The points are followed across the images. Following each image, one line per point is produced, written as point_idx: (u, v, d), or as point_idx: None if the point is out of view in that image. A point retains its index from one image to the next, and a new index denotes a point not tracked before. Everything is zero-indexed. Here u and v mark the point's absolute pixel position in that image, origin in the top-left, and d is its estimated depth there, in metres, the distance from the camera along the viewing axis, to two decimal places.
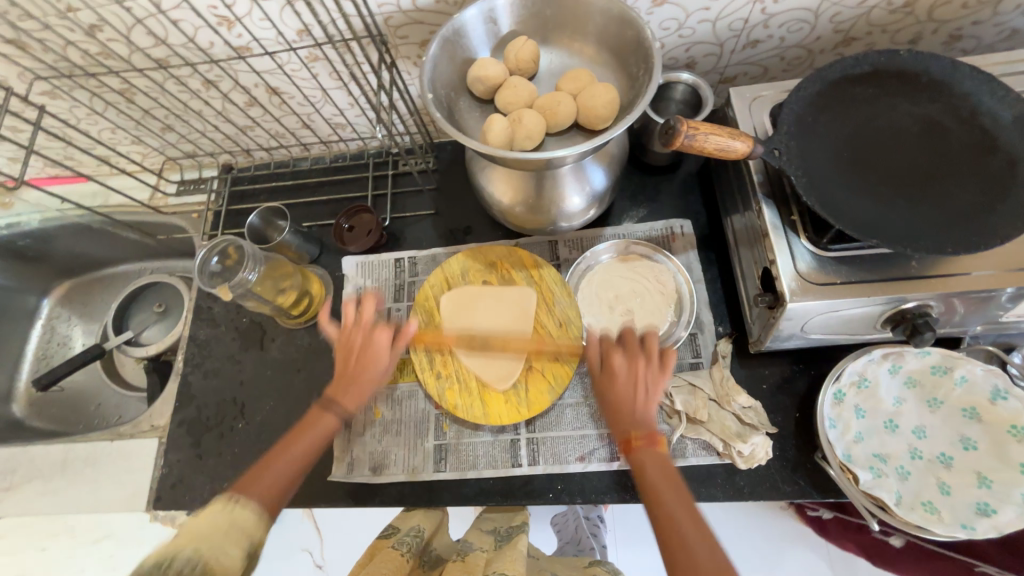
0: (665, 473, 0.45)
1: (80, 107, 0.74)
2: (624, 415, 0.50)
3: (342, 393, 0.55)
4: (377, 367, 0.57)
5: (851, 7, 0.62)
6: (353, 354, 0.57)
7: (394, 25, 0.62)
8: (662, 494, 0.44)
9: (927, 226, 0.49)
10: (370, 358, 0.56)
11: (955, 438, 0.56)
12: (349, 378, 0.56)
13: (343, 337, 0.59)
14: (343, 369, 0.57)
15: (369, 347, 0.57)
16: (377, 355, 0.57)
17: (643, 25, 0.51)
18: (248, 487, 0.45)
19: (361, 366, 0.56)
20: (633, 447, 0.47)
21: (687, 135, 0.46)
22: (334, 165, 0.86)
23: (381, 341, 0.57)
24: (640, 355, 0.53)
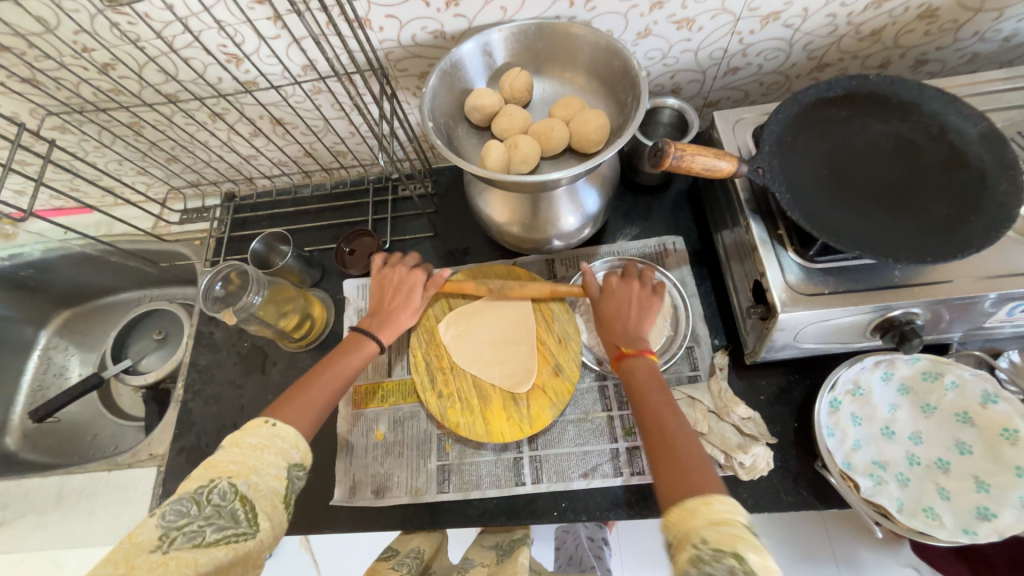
0: (651, 386, 0.53)
1: (89, 140, 0.77)
2: (613, 328, 0.59)
3: (378, 327, 0.63)
4: (409, 307, 0.65)
5: (822, 36, 0.67)
6: (391, 293, 0.66)
7: (395, 59, 0.65)
8: (657, 404, 0.51)
9: (907, 236, 0.51)
10: (404, 296, 0.66)
11: (951, 444, 0.57)
12: (383, 313, 0.64)
13: (379, 276, 0.67)
14: (381, 306, 0.65)
15: (403, 284, 0.66)
16: (410, 297, 0.66)
17: (629, 55, 0.55)
18: (286, 412, 0.51)
19: (397, 305, 0.65)
20: (627, 359, 0.56)
21: (675, 156, 0.49)
22: (334, 191, 0.89)
23: (415, 281, 0.66)
24: (633, 278, 0.63)
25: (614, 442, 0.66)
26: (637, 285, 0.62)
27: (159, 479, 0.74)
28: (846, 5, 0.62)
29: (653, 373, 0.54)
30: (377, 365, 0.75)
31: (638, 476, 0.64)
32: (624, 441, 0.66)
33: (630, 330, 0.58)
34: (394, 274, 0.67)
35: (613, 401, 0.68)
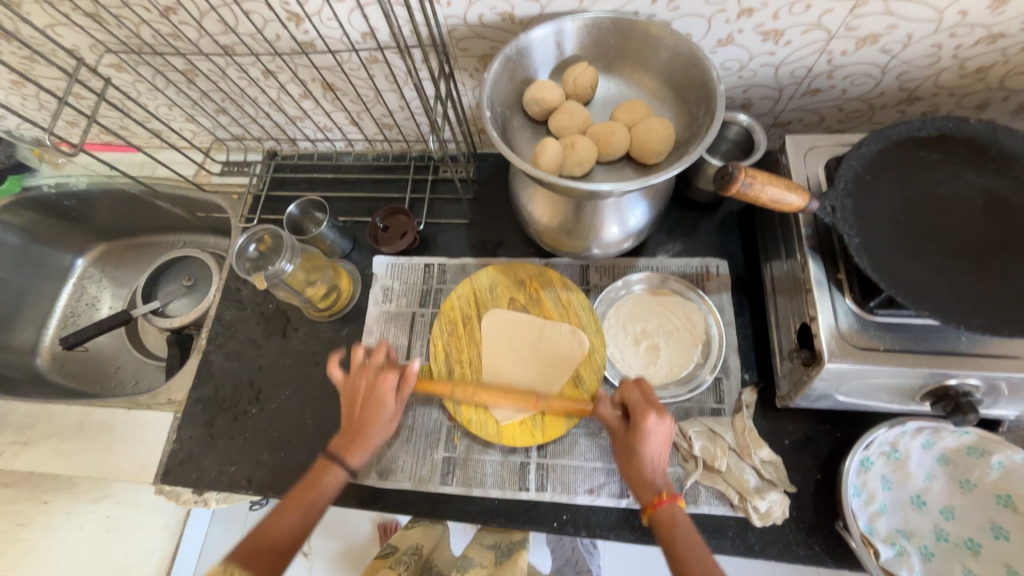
0: (694, 541, 0.48)
1: (143, 82, 0.77)
2: (640, 481, 0.51)
3: (346, 447, 0.58)
4: (377, 421, 0.59)
5: (920, 67, 0.61)
6: (357, 404, 0.59)
7: (457, 38, 0.62)
8: (682, 548, 0.47)
9: (984, 304, 0.47)
10: (368, 410, 0.59)
11: (985, 525, 0.54)
12: (352, 432, 0.58)
13: (347, 384, 0.61)
14: (351, 420, 0.59)
15: (365, 395, 0.59)
16: (381, 405, 0.58)
17: (709, 66, 0.51)
18: (257, 534, 0.51)
19: (366, 417, 0.58)
20: (646, 431, 0.52)
21: (744, 183, 0.45)
22: (375, 163, 0.87)
23: (387, 388, 0.59)
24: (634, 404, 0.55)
25: None
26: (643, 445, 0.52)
27: (174, 425, 0.75)
28: (956, 36, 0.56)
29: (688, 523, 0.49)
30: (396, 346, 0.74)
31: None
32: None
33: (658, 469, 0.52)
34: (368, 372, 0.60)
35: None
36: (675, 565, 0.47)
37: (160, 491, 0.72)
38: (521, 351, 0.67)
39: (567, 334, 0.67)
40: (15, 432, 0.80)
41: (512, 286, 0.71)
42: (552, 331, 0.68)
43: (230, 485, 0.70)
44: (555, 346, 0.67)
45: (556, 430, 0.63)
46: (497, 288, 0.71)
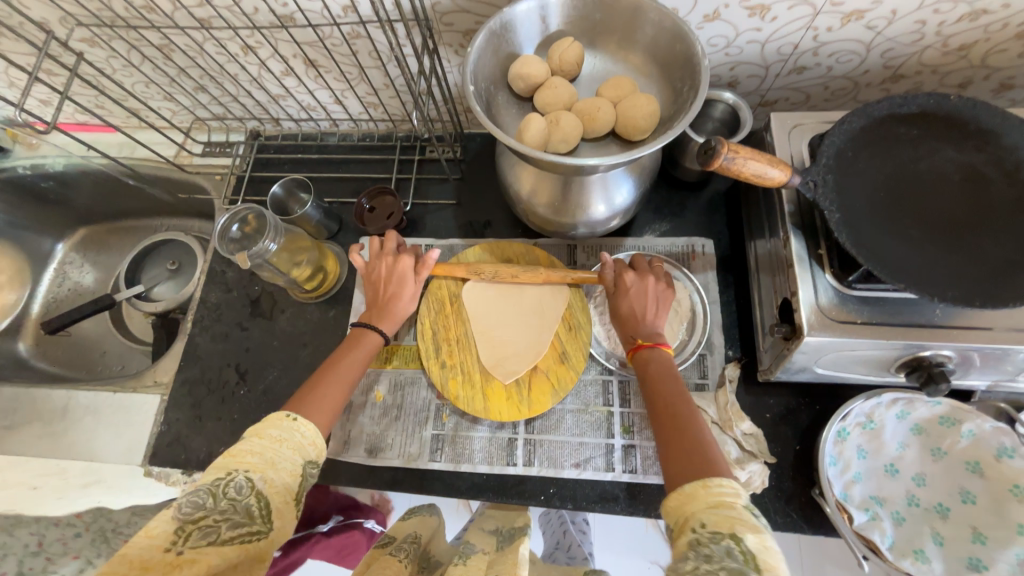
0: (671, 377, 0.52)
1: (118, 58, 0.74)
2: (632, 324, 0.56)
3: (375, 317, 0.61)
4: (404, 297, 0.62)
5: (904, 44, 0.61)
6: (381, 284, 0.62)
7: (441, 11, 0.61)
8: (669, 393, 0.50)
9: (957, 276, 0.48)
10: (395, 285, 0.62)
11: (954, 490, 0.56)
12: (378, 306, 0.61)
13: (369, 268, 0.64)
14: (373, 300, 0.62)
15: (392, 274, 0.62)
16: (403, 283, 0.62)
17: (694, 40, 0.51)
18: (301, 402, 0.51)
19: (392, 293, 0.62)
20: (641, 353, 0.54)
21: (726, 158, 0.46)
22: (361, 144, 0.86)
23: (404, 268, 0.62)
24: (648, 273, 0.59)
25: (611, 437, 0.65)
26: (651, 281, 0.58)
27: (162, 407, 0.75)
28: (939, 12, 0.56)
29: (671, 367, 0.53)
30: None
31: (630, 474, 0.64)
32: (621, 437, 0.65)
33: (652, 321, 0.56)
34: (385, 261, 0.63)
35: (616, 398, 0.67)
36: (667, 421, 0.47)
37: (149, 473, 0.72)
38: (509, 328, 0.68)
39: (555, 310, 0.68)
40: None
41: (499, 265, 0.71)
42: (540, 308, 0.68)
43: None
44: (543, 322, 0.67)
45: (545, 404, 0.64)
46: (484, 266, 0.72)
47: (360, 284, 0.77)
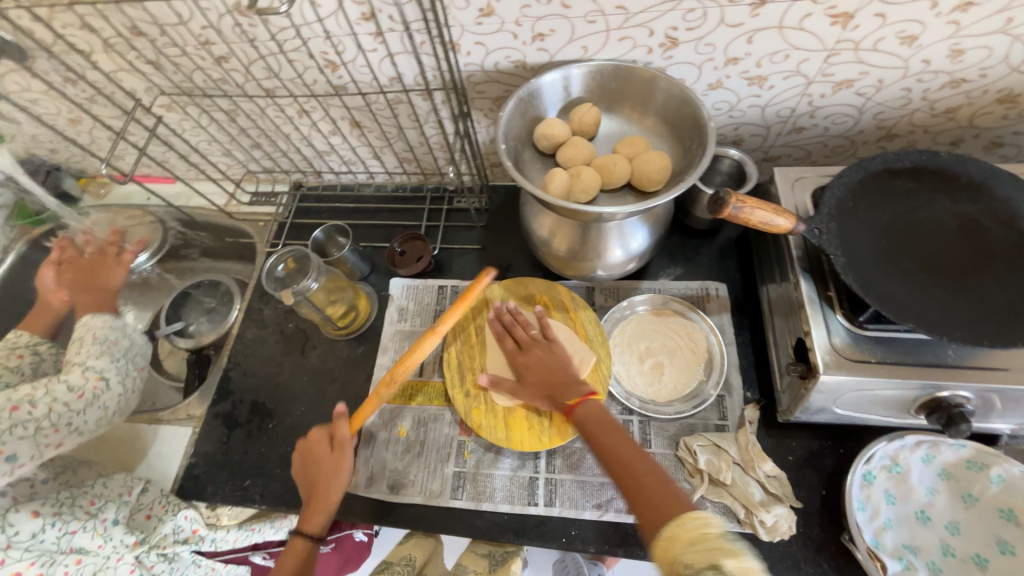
0: (611, 429, 0.56)
1: (189, 120, 0.85)
2: (562, 384, 0.62)
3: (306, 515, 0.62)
4: (336, 482, 0.62)
5: (894, 107, 0.67)
6: (319, 470, 0.63)
7: (475, 82, 0.70)
8: (610, 441, 0.54)
9: (965, 317, 0.50)
10: (327, 476, 0.62)
11: (990, 540, 0.54)
12: (308, 496, 0.63)
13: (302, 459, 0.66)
14: (307, 492, 0.63)
15: (329, 465, 0.63)
16: (335, 471, 0.63)
17: (701, 105, 0.57)
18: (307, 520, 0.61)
19: (326, 478, 0.63)
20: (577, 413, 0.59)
21: (735, 207, 0.50)
22: (394, 194, 0.94)
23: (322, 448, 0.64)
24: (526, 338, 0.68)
25: None
26: (533, 350, 0.67)
27: (193, 439, 0.78)
28: (923, 80, 0.63)
29: (605, 418, 0.58)
30: (409, 364, 0.78)
31: None
32: None
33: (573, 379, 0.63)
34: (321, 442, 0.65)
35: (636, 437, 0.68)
36: (618, 468, 0.52)
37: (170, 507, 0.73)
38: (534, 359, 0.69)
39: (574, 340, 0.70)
40: None
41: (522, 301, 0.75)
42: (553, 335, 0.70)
43: (243, 499, 0.72)
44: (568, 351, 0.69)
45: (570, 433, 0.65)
46: (509, 301, 0.75)
47: (389, 322, 0.81)
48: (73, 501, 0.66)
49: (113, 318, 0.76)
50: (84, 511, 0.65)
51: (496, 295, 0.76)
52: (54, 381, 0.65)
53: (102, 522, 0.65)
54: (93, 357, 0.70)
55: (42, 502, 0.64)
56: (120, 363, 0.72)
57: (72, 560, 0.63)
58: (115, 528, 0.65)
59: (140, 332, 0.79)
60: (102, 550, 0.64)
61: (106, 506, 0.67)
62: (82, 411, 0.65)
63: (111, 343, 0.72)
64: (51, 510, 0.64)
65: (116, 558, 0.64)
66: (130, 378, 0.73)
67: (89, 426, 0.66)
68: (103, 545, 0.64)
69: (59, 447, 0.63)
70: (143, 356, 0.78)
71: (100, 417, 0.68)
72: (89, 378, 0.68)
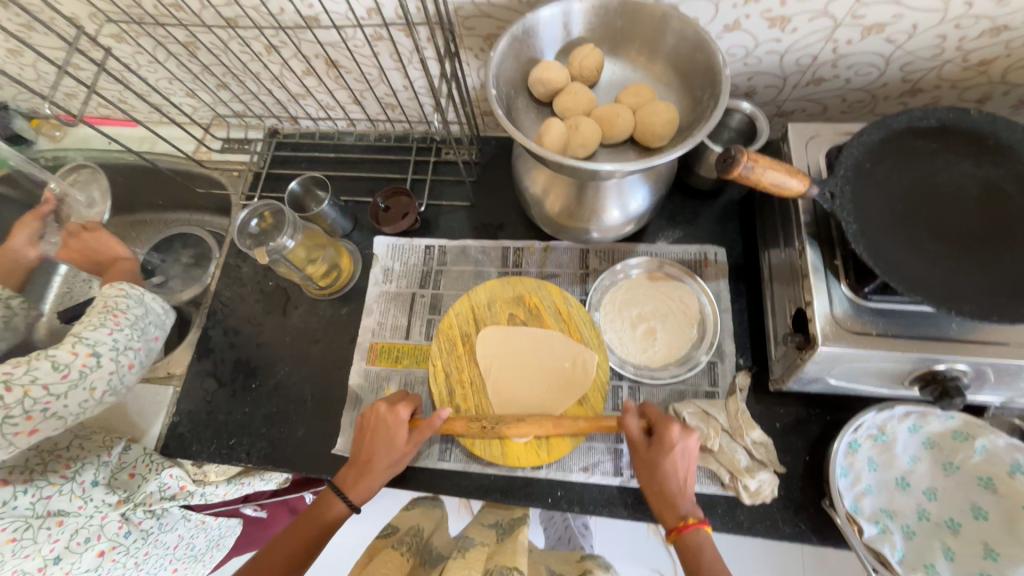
0: (717, 567, 0.49)
1: (144, 53, 0.76)
2: (664, 496, 0.52)
3: (350, 484, 0.59)
4: (380, 454, 0.59)
5: (924, 58, 0.61)
6: (366, 434, 0.60)
7: (463, 16, 0.62)
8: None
9: (976, 290, 0.48)
10: (370, 441, 0.60)
11: (966, 506, 0.55)
12: (360, 465, 0.59)
13: (360, 417, 0.62)
14: (356, 456, 0.60)
15: (379, 428, 0.60)
16: (388, 441, 0.59)
17: (715, 51, 0.51)
18: (263, 559, 0.55)
19: (370, 454, 0.59)
20: (682, 535, 0.51)
21: (746, 167, 0.46)
22: (377, 144, 0.87)
23: (397, 425, 0.59)
24: (667, 425, 0.53)
25: (619, 442, 0.66)
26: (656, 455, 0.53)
27: (174, 398, 0.76)
28: (960, 27, 0.56)
29: (713, 550, 0.50)
30: (396, 326, 0.75)
31: (638, 479, 0.64)
32: None
33: (685, 491, 0.53)
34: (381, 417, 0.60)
35: (625, 403, 0.68)
36: (684, 558, 0.50)
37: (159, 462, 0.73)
38: (522, 375, 0.65)
39: (572, 358, 0.65)
40: None
41: (512, 302, 0.69)
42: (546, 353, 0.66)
43: (229, 457, 0.71)
44: (562, 376, 0.65)
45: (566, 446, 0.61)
46: (496, 305, 0.69)
47: (373, 283, 0.78)
48: (45, 466, 0.62)
49: (129, 285, 0.67)
50: (59, 475, 0.62)
51: (483, 297, 0.69)
52: (39, 357, 0.55)
53: (80, 484, 0.63)
54: (89, 330, 0.60)
55: (9, 470, 0.59)
56: (126, 334, 0.62)
57: (52, 522, 0.59)
58: (95, 490, 0.64)
59: (158, 304, 0.69)
60: (83, 510, 0.62)
61: (85, 468, 0.65)
62: (62, 396, 0.55)
63: (114, 315, 0.62)
64: (20, 477, 0.59)
65: (100, 517, 0.63)
66: (134, 352, 0.63)
67: (70, 411, 0.56)
68: (84, 506, 0.62)
69: (32, 434, 0.54)
70: (154, 326, 0.68)
71: (85, 400, 0.58)
72: (80, 354, 0.57)
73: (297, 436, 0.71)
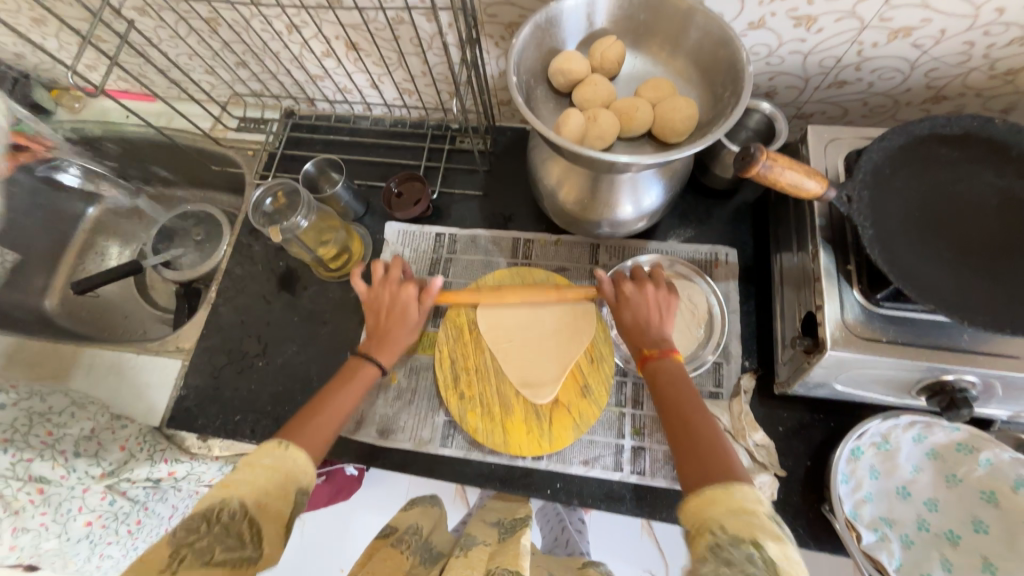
0: (682, 386, 0.52)
1: (166, 28, 0.76)
2: (638, 334, 0.57)
3: (376, 348, 0.61)
4: (405, 329, 0.63)
5: (950, 65, 0.61)
6: (383, 313, 0.63)
7: (486, 2, 0.62)
8: (681, 392, 0.52)
9: (990, 301, 0.48)
10: (395, 319, 0.63)
11: (967, 519, 0.55)
12: (378, 336, 0.62)
13: (370, 296, 0.64)
14: (375, 327, 0.63)
15: (395, 306, 0.63)
16: (405, 313, 0.63)
17: (739, 47, 0.51)
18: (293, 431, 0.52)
19: (392, 325, 0.63)
20: (650, 363, 0.55)
21: (765, 165, 0.45)
22: (393, 129, 0.87)
23: (409, 298, 0.63)
24: (648, 283, 0.60)
25: (620, 438, 0.66)
26: (652, 305, 0.59)
27: (182, 372, 0.77)
28: (990, 34, 0.56)
29: (688, 384, 0.53)
30: None
31: (638, 475, 0.64)
32: (631, 439, 0.66)
33: (659, 328, 0.57)
34: (397, 271, 0.65)
35: (628, 399, 0.68)
36: (671, 418, 0.50)
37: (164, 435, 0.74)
38: (527, 361, 0.65)
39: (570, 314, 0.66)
40: (26, 369, 0.80)
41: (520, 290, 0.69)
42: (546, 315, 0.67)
43: (233, 433, 0.72)
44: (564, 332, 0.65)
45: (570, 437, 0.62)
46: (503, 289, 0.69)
47: None
48: (28, 429, 0.61)
49: None
50: (40, 440, 0.61)
51: (489, 285, 0.70)
52: None
53: (63, 453, 0.61)
54: None
55: None
56: None
57: (33, 489, 0.59)
58: (78, 460, 0.62)
59: None
60: (66, 482, 0.61)
61: (70, 436, 0.63)
62: None
63: None
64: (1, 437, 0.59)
65: (82, 489, 0.63)
66: None
67: None
68: (66, 477, 0.61)
69: None
70: None
71: None
72: None
73: None
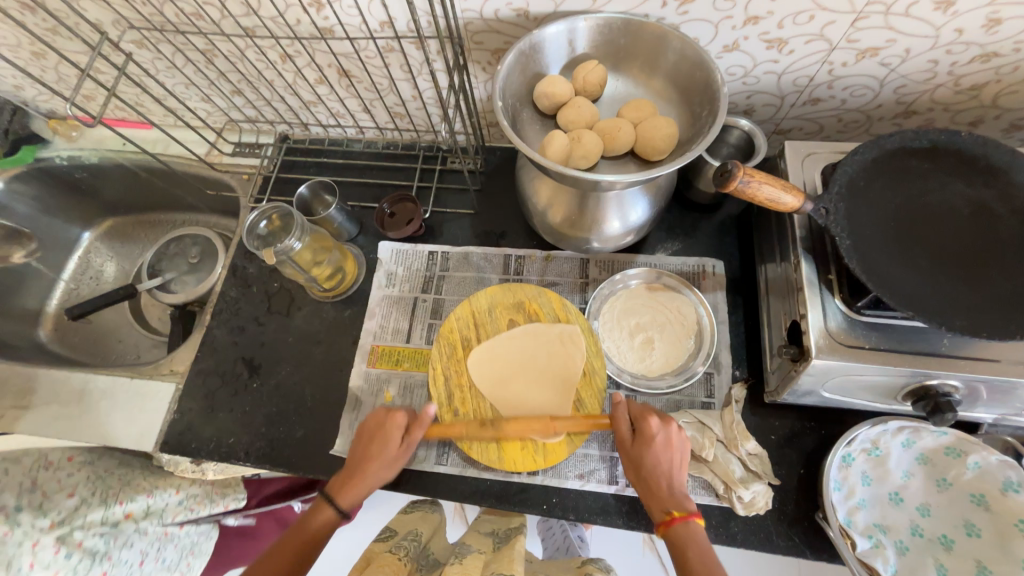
0: (699, 539, 0.49)
1: (163, 59, 0.79)
2: (655, 492, 0.53)
3: (342, 489, 0.57)
4: (381, 469, 0.59)
5: (917, 82, 0.63)
6: (370, 442, 0.60)
7: (473, 31, 0.64)
8: (693, 549, 0.48)
9: (965, 307, 0.49)
10: (379, 447, 0.59)
11: (959, 522, 0.56)
12: (359, 463, 0.59)
13: (365, 423, 0.62)
14: (353, 463, 0.59)
15: (379, 436, 0.60)
16: (387, 444, 0.59)
17: (714, 69, 0.53)
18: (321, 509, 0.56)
19: (373, 453, 0.59)
20: (670, 524, 0.50)
21: (742, 181, 0.47)
22: (385, 152, 0.89)
23: (397, 427, 0.60)
24: (671, 426, 0.56)
25: (615, 450, 0.66)
26: (656, 467, 0.53)
27: (175, 396, 0.77)
28: (952, 53, 0.58)
29: (702, 536, 0.50)
30: (396, 330, 0.76)
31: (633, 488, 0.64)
32: None
33: (675, 485, 0.53)
34: (381, 418, 0.61)
35: None
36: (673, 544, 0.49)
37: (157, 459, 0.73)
38: (521, 380, 0.66)
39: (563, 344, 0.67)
40: (18, 396, 0.80)
41: (513, 309, 0.70)
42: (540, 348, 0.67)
43: (227, 456, 0.72)
44: (562, 366, 0.66)
45: (564, 448, 0.62)
46: (496, 309, 0.70)
47: (376, 286, 0.79)
48: None
49: None
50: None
51: (484, 304, 0.70)
52: None
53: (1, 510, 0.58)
54: None
55: None
56: None
57: None
58: (17, 515, 0.59)
59: None
60: (10, 537, 0.57)
61: (3, 495, 0.60)
62: None
63: None
64: None
65: (30, 545, 0.58)
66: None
67: None
68: (8, 533, 0.57)
69: None
70: None
71: None
72: None
73: (296, 437, 0.72)
